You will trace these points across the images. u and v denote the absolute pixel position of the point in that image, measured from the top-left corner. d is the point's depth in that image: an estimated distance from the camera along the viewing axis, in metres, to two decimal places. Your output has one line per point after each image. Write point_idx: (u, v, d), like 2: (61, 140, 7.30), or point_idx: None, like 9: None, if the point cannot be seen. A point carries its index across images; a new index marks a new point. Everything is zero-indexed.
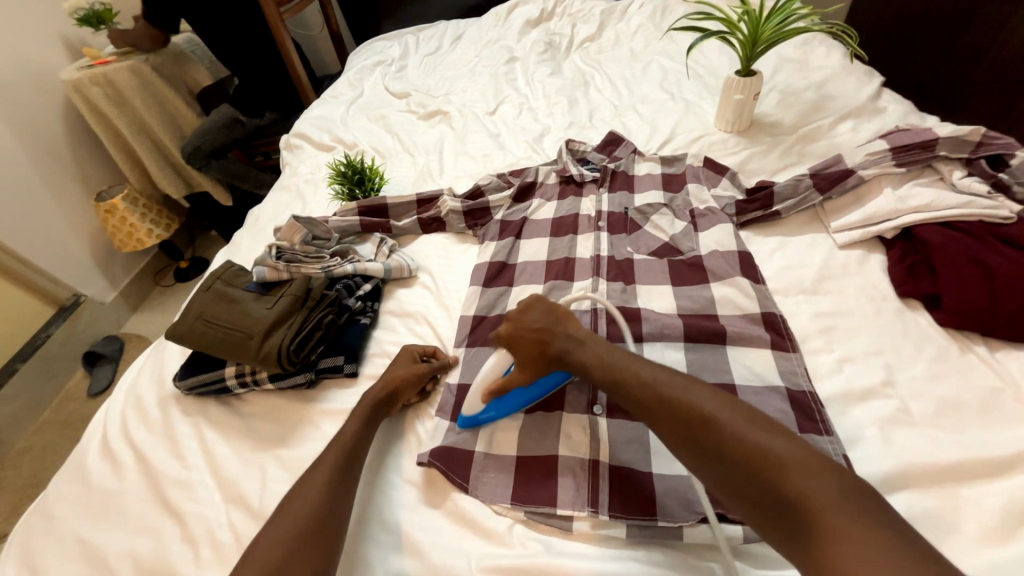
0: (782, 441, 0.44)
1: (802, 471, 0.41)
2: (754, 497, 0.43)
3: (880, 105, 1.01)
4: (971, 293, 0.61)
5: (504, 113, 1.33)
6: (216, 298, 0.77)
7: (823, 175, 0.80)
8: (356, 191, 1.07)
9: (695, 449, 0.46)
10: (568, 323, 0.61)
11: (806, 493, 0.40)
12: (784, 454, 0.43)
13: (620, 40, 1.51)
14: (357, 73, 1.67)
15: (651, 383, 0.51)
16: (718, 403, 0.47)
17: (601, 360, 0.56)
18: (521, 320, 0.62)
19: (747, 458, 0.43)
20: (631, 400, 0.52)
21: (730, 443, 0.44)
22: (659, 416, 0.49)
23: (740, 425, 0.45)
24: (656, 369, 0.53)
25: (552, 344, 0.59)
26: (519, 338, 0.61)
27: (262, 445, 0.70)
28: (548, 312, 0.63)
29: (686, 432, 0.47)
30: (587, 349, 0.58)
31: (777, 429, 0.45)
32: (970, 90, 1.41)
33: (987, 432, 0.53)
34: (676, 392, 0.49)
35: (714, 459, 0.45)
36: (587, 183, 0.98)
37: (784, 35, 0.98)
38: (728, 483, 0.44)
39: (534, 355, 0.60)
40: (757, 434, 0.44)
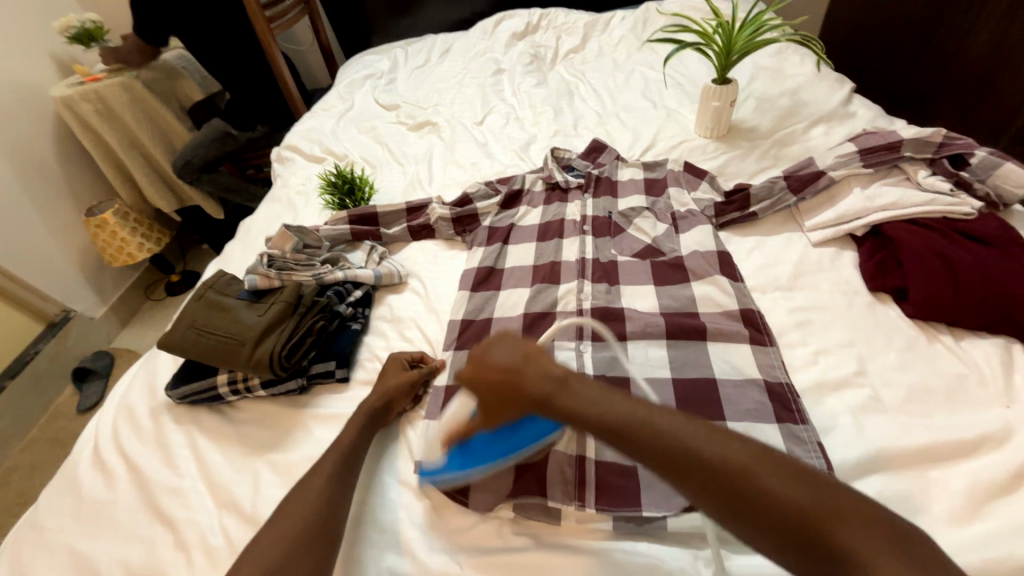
0: (826, 491, 0.39)
1: (852, 524, 0.37)
2: (801, 557, 0.38)
3: (851, 110, 1.06)
4: (936, 286, 0.64)
5: (492, 123, 1.36)
6: (208, 308, 0.78)
7: (796, 177, 0.84)
8: (346, 201, 1.09)
9: (730, 510, 0.40)
10: (542, 361, 0.49)
11: (858, 549, 0.36)
12: (831, 507, 0.38)
13: (603, 51, 1.56)
14: (347, 86, 1.70)
15: (669, 437, 0.43)
16: (749, 451, 0.41)
17: (595, 407, 0.45)
18: (484, 361, 0.50)
19: (791, 516, 0.38)
20: (645, 455, 0.43)
21: (772, 500, 0.39)
22: (684, 475, 0.41)
23: (778, 479, 0.39)
24: (670, 413, 0.45)
25: (525, 389, 0.48)
26: (479, 390, 0.49)
27: (254, 452, 0.71)
28: (515, 348, 0.51)
29: (719, 492, 0.40)
30: (572, 391, 0.47)
31: (816, 477, 0.40)
32: (939, 95, 1.47)
33: (953, 417, 0.56)
34: (701, 445, 0.42)
35: (755, 521, 0.39)
36: (572, 189, 1.00)
37: (757, 45, 1.02)
38: (772, 544, 0.39)
39: (504, 404, 0.48)
40: (797, 486, 0.39)
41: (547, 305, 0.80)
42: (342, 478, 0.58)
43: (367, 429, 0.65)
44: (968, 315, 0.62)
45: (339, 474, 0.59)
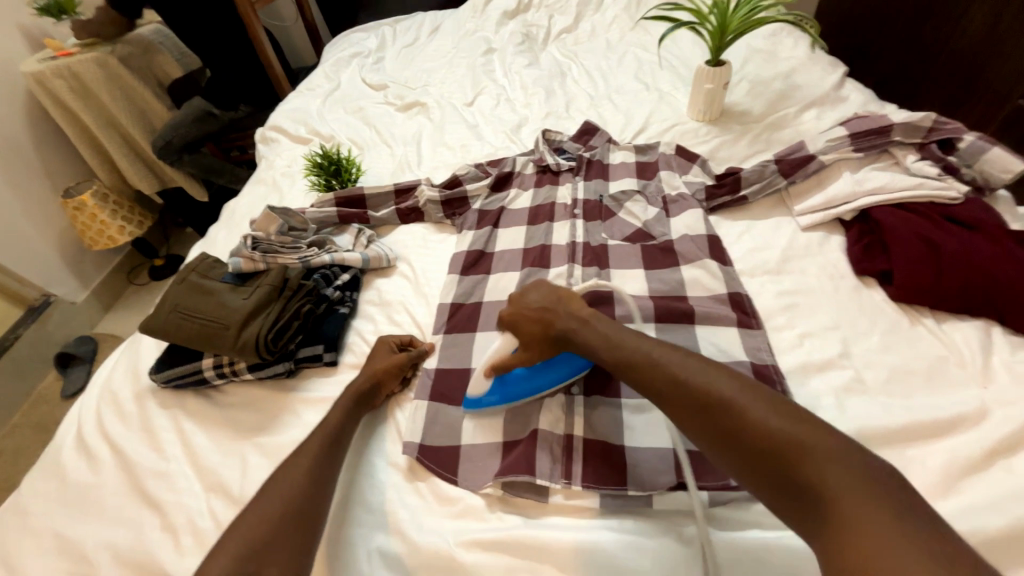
0: (805, 427, 0.42)
1: (824, 457, 0.40)
2: (771, 482, 0.41)
3: (843, 94, 1.05)
4: (921, 270, 0.65)
5: (482, 104, 1.34)
6: (191, 290, 0.76)
7: (787, 161, 0.83)
8: (333, 182, 1.07)
9: (710, 431, 0.45)
10: (570, 304, 0.61)
11: (825, 478, 0.39)
12: (806, 439, 0.41)
13: (596, 31, 1.53)
14: (333, 64, 1.65)
15: (666, 369, 0.50)
16: (738, 387, 0.46)
17: (610, 342, 0.55)
18: (520, 304, 0.63)
19: (765, 442, 0.42)
20: (645, 384, 0.51)
21: (749, 427, 0.43)
22: (674, 401, 0.48)
23: (761, 411, 0.44)
24: (674, 352, 0.51)
25: (554, 324, 0.60)
26: (519, 322, 0.62)
27: (242, 435, 0.70)
28: (549, 294, 0.63)
29: (702, 415, 0.46)
30: (592, 328, 0.58)
31: (800, 416, 0.43)
32: (930, 81, 1.47)
33: (932, 397, 0.57)
34: (693, 377, 0.48)
35: (731, 443, 0.44)
36: (563, 172, 0.99)
37: (751, 25, 1.01)
38: (745, 468, 0.43)
39: (537, 335, 0.60)
40: (779, 419, 0.43)
41: None
42: (330, 459, 0.58)
43: (356, 411, 0.65)
44: (949, 298, 0.63)
45: (328, 454, 0.59)
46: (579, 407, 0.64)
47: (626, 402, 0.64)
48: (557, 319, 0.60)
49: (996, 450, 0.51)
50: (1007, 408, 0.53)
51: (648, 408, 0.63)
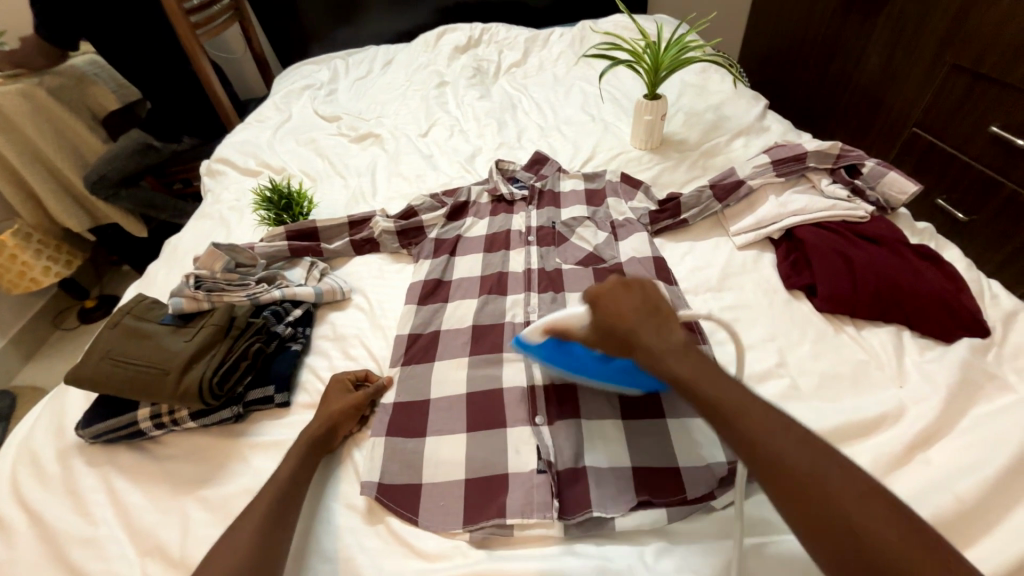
0: (917, 539, 0.39)
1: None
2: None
3: (765, 124, 1.16)
4: (840, 283, 0.72)
5: (436, 135, 1.36)
6: (125, 335, 0.71)
7: (720, 186, 0.90)
8: (283, 216, 1.04)
9: (823, 527, 0.40)
10: (663, 321, 0.54)
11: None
12: (921, 552, 0.38)
13: (543, 66, 1.61)
14: (284, 96, 1.63)
15: (774, 446, 0.44)
16: (852, 483, 0.42)
17: (706, 387, 0.49)
18: (612, 300, 0.55)
19: (882, 551, 0.38)
20: (748, 449, 0.45)
21: (866, 531, 0.39)
22: (783, 485, 0.43)
23: (875, 513, 0.40)
24: (778, 422, 0.46)
25: (639, 342, 0.52)
26: (608, 317, 0.55)
27: (183, 489, 0.65)
28: (645, 305, 0.55)
29: (814, 507, 0.41)
30: (689, 364, 0.50)
31: (909, 524, 0.40)
32: (839, 112, 1.65)
33: (857, 399, 0.62)
34: (804, 460, 0.43)
35: (847, 547, 0.39)
36: (517, 202, 1.02)
37: (682, 63, 1.10)
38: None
39: (618, 337, 0.54)
40: (895, 527, 0.40)
41: (494, 317, 0.81)
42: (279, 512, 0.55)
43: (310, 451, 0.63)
44: (867, 308, 0.70)
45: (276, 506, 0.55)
46: (542, 432, 0.65)
47: (587, 422, 0.65)
48: (643, 338, 0.53)
49: (915, 444, 0.56)
50: (921, 404, 0.59)
51: (608, 425, 0.64)
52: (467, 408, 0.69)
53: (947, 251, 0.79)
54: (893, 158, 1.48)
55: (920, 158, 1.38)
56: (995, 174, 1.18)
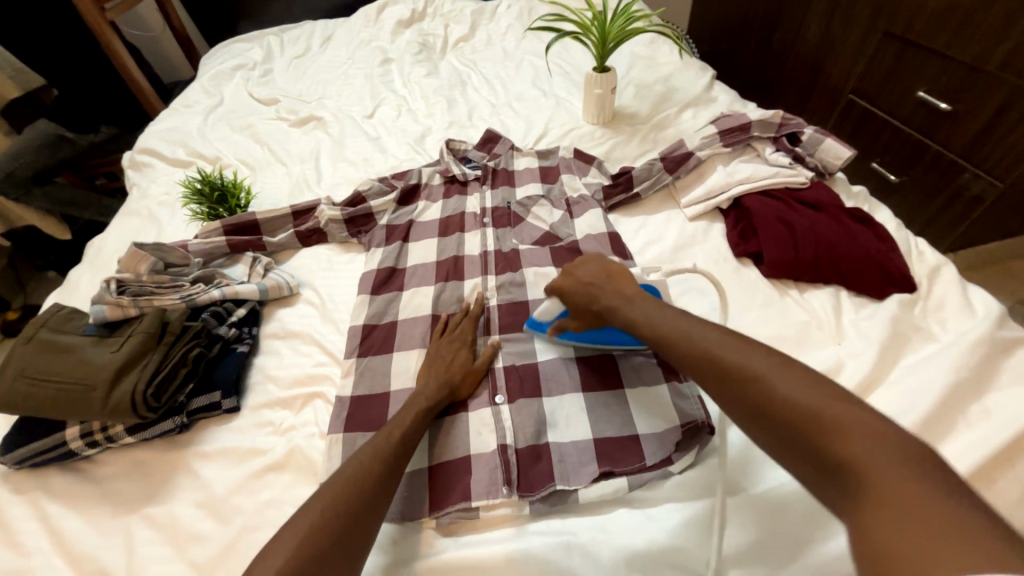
0: (841, 403, 0.39)
1: (853, 429, 0.37)
2: (801, 462, 0.39)
3: (712, 95, 1.17)
4: (784, 249, 0.74)
5: (383, 115, 1.30)
6: (41, 351, 0.64)
7: (671, 158, 0.91)
8: (219, 210, 0.97)
9: (738, 403, 0.44)
10: (618, 280, 0.63)
11: (856, 451, 0.36)
12: (836, 413, 0.38)
13: (492, 40, 1.55)
14: (212, 78, 1.51)
15: (700, 344, 0.49)
16: (778, 365, 0.44)
17: (648, 318, 0.56)
18: (574, 278, 0.66)
19: (790, 413, 0.40)
20: (677, 351, 0.51)
21: (780, 400, 0.41)
22: (705, 372, 0.47)
23: (792, 385, 0.41)
24: (713, 330, 0.50)
25: (599, 299, 0.62)
26: (571, 294, 0.65)
27: (123, 509, 0.61)
28: (601, 270, 0.65)
29: (731, 391, 0.45)
30: (637, 305, 0.59)
31: (832, 392, 0.40)
32: (782, 81, 1.70)
33: (800, 358, 0.65)
34: (726, 352, 0.47)
35: (761, 420, 0.42)
36: (470, 182, 0.99)
37: (629, 34, 1.08)
38: (781, 448, 0.41)
39: (586, 309, 0.63)
40: (814, 394, 0.40)
41: (452, 303, 0.79)
42: (330, 546, 0.45)
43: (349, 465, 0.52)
44: (809, 271, 0.73)
45: (331, 528, 0.46)
46: (503, 411, 0.65)
47: (548, 400, 0.65)
48: (602, 295, 0.62)
49: None
50: (857, 359, 0.62)
51: (569, 400, 0.65)
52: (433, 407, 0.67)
53: (879, 213, 0.83)
54: (833, 125, 1.54)
55: (856, 125, 1.45)
56: (921, 137, 1.25)
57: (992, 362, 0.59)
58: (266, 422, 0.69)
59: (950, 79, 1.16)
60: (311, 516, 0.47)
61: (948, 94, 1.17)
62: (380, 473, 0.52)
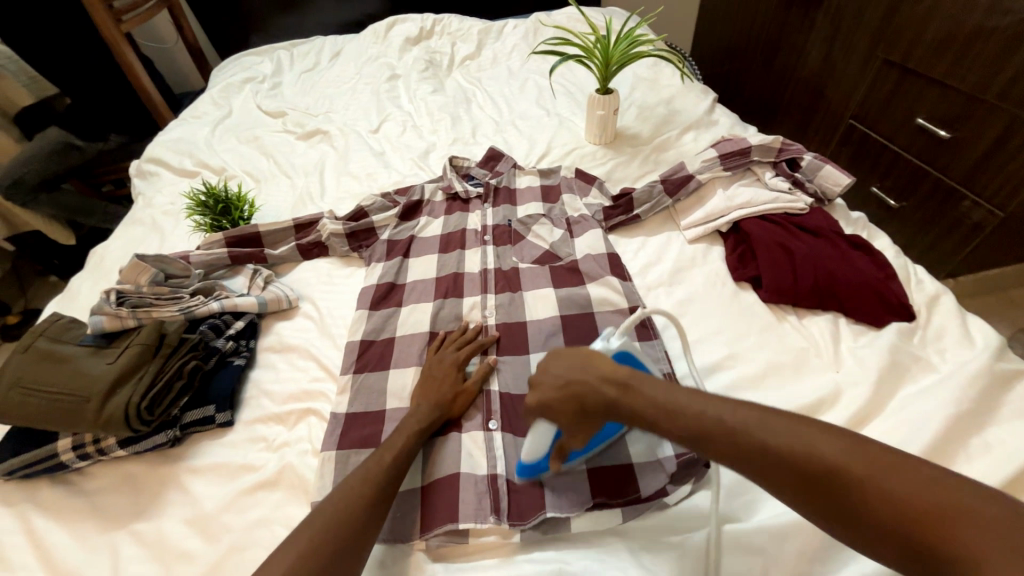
0: (935, 487, 0.36)
1: (964, 521, 0.34)
2: (905, 559, 0.37)
3: (714, 118, 1.19)
4: (783, 275, 0.74)
5: (388, 130, 1.32)
6: (39, 361, 0.64)
7: (671, 180, 0.91)
8: (222, 221, 0.98)
9: (827, 503, 0.40)
10: (598, 364, 0.52)
11: (980, 549, 0.33)
12: (936, 503, 0.36)
13: (498, 59, 1.58)
14: (222, 90, 1.53)
15: (752, 438, 0.43)
16: (849, 447, 0.40)
17: (665, 410, 0.47)
18: (543, 384, 0.53)
19: (892, 512, 0.37)
20: (724, 447, 0.44)
21: (876, 496, 0.37)
22: (772, 474, 0.42)
23: (877, 473, 0.38)
24: (752, 410, 0.45)
25: (589, 397, 0.50)
26: (549, 402, 0.52)
27: (111, 524, 0.60)
28: (572, 362, 0.53)
29: (815, 492, 0.40)
30: (638, 395, 0.49)
31: (914, 473, 0.37)
32: (784, 105, 1.72)
33: (798, 385, 0.65)
34: (787, 439, 0.42)
35: (849, 518, 0.39)
36: (472, 200, 1.00)
37: (632, 57, 1.10)
38: (877, 545, 0.38)
39: (575, 412, 0.51)
40: (904, 482, 0.37)
41: (450, 321, 0.79)
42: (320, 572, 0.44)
43: (339, 490, 0.52)
44: (808, 297, 0.73)
45: (320, 554, 0.46)
46: (495, 439, 0.64)
47: None
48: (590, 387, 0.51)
49: (849, 426, 0.59)
50: (855, 388, 0.62)
51: None
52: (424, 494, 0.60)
53: (878, 240, 0.84)
54: (834, 148, 1.55)
55: (856, 149, 1.46)
56: (921, 163, 1.26)
57: (993, 395, 0.58)
58: (259, 437, 0.68)
59: (949, 108, 1.17)
60: (301, 541, 0.46)
61: (947, 122, 1.18)
62: (372, 496, 0.51)
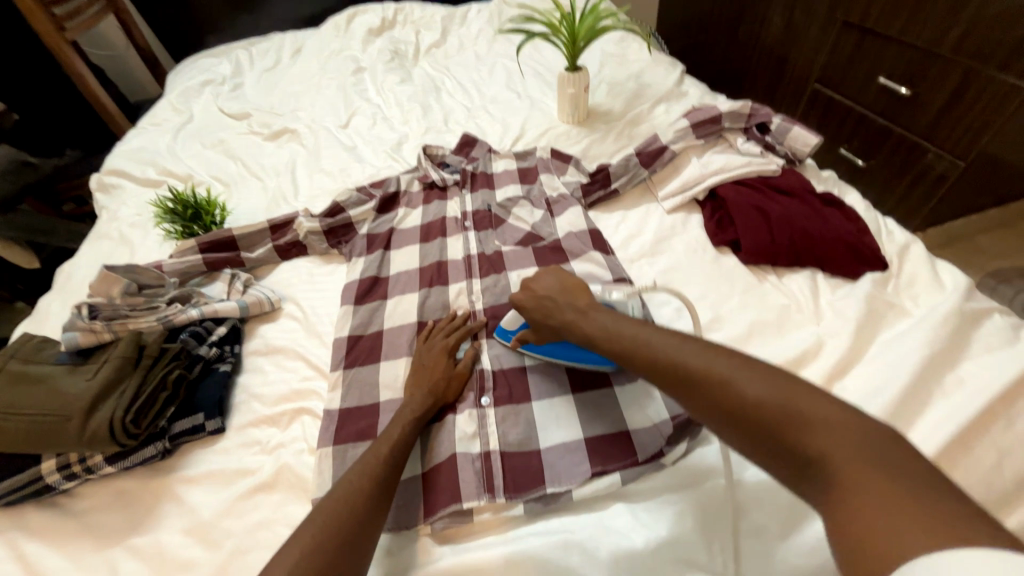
0: (805, 394, 0.40)
1: (816, 424, 0.38)
2: (770, 457, 0.40)
3: (683, 89, 1.19)
4: (761, 236, 0.76)
5: (358, 125, 1.29)
6: (14, 383, 0.62)
7: (646, 153, 0.92)
8: (193, 228, 0.96)
9: (705, 407, 0.44)
10: (575, 296, 0.63)
11: (821, 446, 0.37)
12: (801, 404, 0.39)
13: (464, 44, 1.56)
14: (180, 95, 1.48)
15: (658, 351, 0.49)
16: (736, 363, 0.44)
17: (605, 332, 0.56)
18: (532, 289, 0.66)
19: (756, 413, 0.40)
20: (636, 362, 0.51)
21: (743, 400, 0.41)
22: (668, 383, 0.47)
23: (754, 382, 0.42)
24: (672, 337, 0.50)
25: (554, 313, 0.62)
26: (524, 301, 0.66)
27: (106, 542, 0.59)
28: (558, 282, 0.66)
29: (695, 394, 0.45)
30: (592, 318, 0.58)
31: (789, 382, 0.41)
32: (751, 73, 1.74)
33: (782, 340, 0.67)
34: (687, 356, 0.47)
35: (726, 420, 0.42)
36: (449, 187, 0.99)
37: (598, 33, 1.09)
38: (750, 446, 0.41)
39: (540, 323, 0.64)
40: (780, 389, 0.41)
41: (438, 309, 0.79)
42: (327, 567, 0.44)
43: (342, 485, 0.51)
44: (785, 255, 0.75)
45: (325, 548, 0.45)
46: (489, 415, 0.65)
47: (538, 404, 0.65)
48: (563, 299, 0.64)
49: (832, 375, 0.61)
50: (836, 338, 0.64)
51: (558, 402, 0.65)
52: (428, 483, 0.60)
53: (848, 196, 0.86)
54: (802, 113, 1.57)
55: (823, 112, 1.49)
56: (885, 121, 1.30)
57: (964, 333, 0.61)
58: (253, 441, 0.67)
59: (908, 65, 1.20)
60: (305, 537, 0.46)
61: (906, 79, 1.21)
62: (374, 486, 0.51)
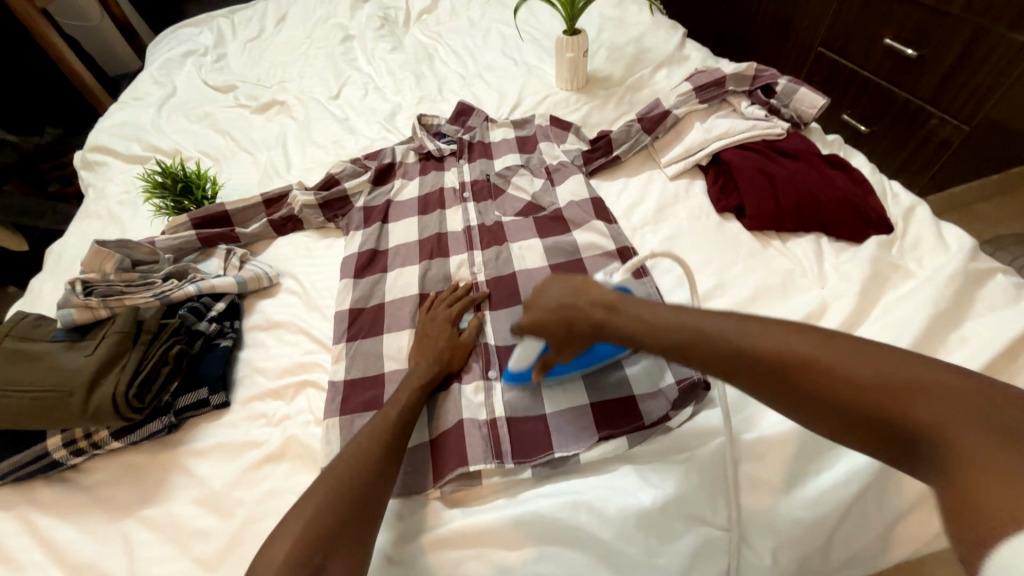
0: (901, 364, 0.37)
1: (919, 394, 0.35)
2: (873, 438, 0.37)
3: (685, 53, 1.16)
4: (765, 201, 0.75)
5: (349, 95, 1.24)
6: (12, 360, 0.61)
7: (648, 118, 0.89)
8: (184, 203, 0.93)
9: (788, 394, 0.41)
10: (591, 291, 0.55)
11: (933, 420, 0.34)
12: (901, 378, 0.36)
13: (456, 9, 1.49)
14: (162, 67, 1.42)
15: (718, 338, 0.45)
16: (810, 339, 0.41)
17: (644, 324, 0.50)
18: (539, 305, 0.57)
19: (851, 396, 0.37)
20: (695, 354, 0.46)
21: (834, 380, 0.38)
22: (739, 374, 0.43)
23: (842, 360, 0.39)
24: (728, 319, 0.46)
25: (578, 321, 0.54)
26: (537, 318, 0.56)
27: (117, 514, 0.60)
28: (567, 287, 0.56)
29: (777, 382, 0.41)
30: (624, 314, 0.51)
31: (889, 356, 0.38)
32: (752, 37, 1.69)
33: (786, 305, 0.67)
34: (756, 339, 0.43)
35: (816, 404, 0.39)
36: (446, 157, 0.97)
37: None
38: (847, 429, 0.38)
39: (566, 335, 0.55)
40: (869, 364, 0.38)
41: (439, 281, 0.78)
42: (337, 531, 0.45)
43: (349, 451, 0.51)
44: (790, 220, 0.74)
45: (336, 511, 0.46)
46: (494, 384, 0.65)
47: None
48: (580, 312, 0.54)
49: None
50: (840, 300, 0.64)
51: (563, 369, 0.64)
52: (436, 449, 0.60)
53: (853, 160, 0.84)
54: (804, 77, 1.53)
55: (826, 76, 1.45)
56: (890, 85, 1.27)
57: (968, 292, 0.61)
58: (259, 414, 0.67)
59: (915, 25, 1.16)
60: (315, 500, 0.46)
61: (913, 40, 1.18)
62: (381, 452, 0.51)
